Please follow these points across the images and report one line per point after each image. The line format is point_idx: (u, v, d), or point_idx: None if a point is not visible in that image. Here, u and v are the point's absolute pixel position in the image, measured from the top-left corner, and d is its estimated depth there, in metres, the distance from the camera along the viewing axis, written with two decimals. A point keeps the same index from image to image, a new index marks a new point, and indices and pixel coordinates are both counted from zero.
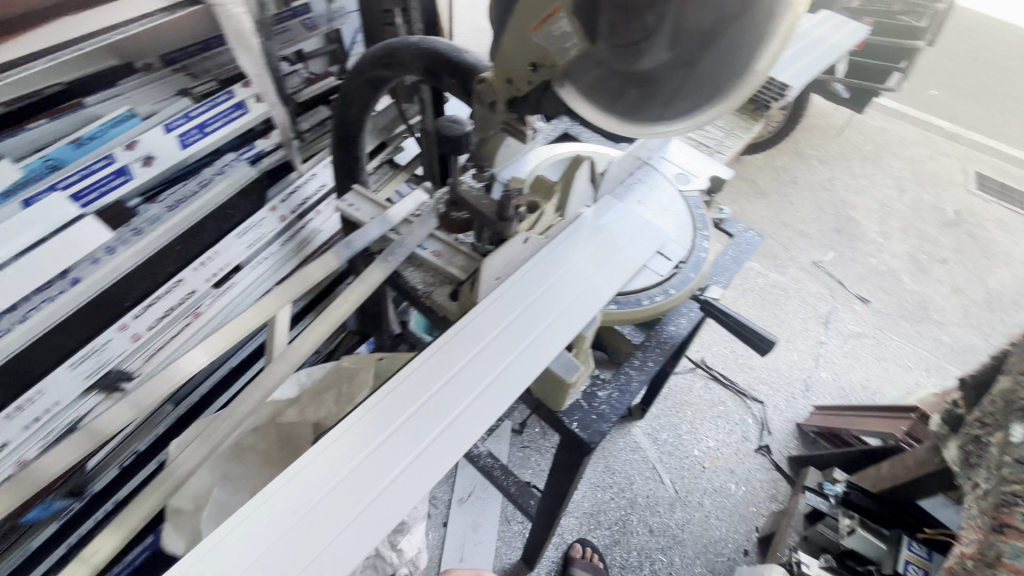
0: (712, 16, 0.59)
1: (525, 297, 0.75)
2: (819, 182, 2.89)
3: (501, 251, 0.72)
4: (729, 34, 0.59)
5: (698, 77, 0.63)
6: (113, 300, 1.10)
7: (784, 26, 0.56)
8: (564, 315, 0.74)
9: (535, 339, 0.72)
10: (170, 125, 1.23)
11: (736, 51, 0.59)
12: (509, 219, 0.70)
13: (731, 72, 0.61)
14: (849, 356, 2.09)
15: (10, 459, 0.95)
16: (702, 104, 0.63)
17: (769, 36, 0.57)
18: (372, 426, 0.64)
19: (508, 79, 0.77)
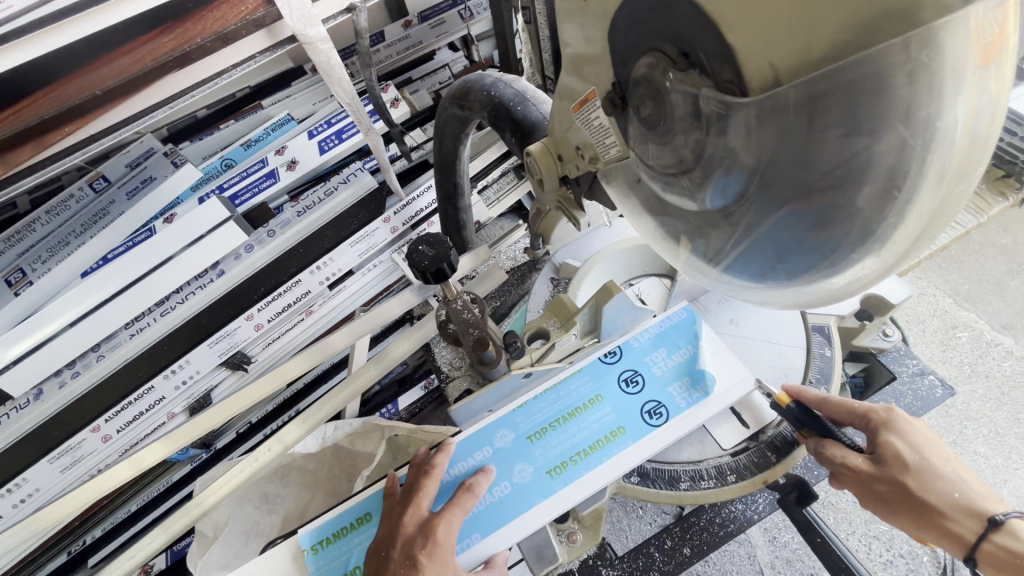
0: (792, 154, 0.34)
1: (522, 427, 0.59)
2: None
3: (486, 391, 0.64)
4: (834, 174, 0.33)
5: (779, 237, 0.39)
6: (248, 292, 1.26)
7: (936, 170, 0.32)
8: (561, 474, 0.56)
9: (517, 491, 0.56)
10: (313, 132, 1.36)
11: (842, 210, 0.35)
12: (489, 364, 0.62)
13: (835, 238, 0.36)
14: None
15: (164, 410, 1.24)
16: (795, 271, 0.40)
17: (903, 190, 0.33)
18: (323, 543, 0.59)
19: (558, 155, 0.60)
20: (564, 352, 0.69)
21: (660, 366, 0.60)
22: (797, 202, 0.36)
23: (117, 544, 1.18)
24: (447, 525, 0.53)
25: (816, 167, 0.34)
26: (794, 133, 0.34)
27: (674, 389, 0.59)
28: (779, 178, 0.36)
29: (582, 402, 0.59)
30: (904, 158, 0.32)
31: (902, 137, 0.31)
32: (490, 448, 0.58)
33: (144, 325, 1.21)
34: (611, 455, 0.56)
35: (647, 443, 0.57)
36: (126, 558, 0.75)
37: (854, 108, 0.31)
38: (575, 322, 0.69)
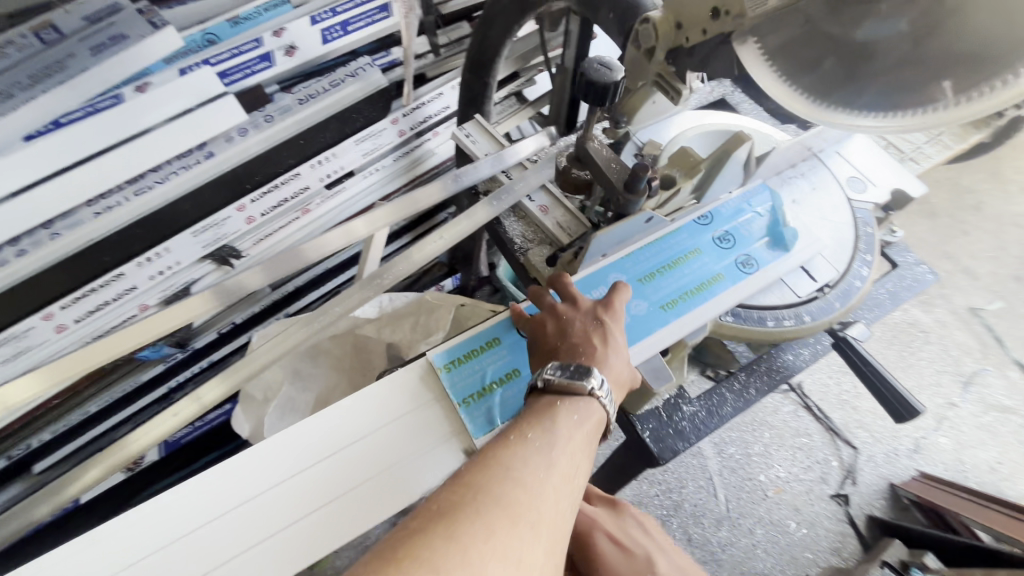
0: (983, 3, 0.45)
1: (636, 271, 0.64)
2: (1013, 216, 2.32)
3: (619, 226, 0.63)
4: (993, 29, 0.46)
5: (917, 77, 0.51)
6: (238, 180, 1.16)
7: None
8: (674, 309, 0.62)
9: (639, 323, 0.61)
10: (316, 18, 1.19)
11: (994, 50, 0.47)
12: (636, 194, 0.57)
13: (968, 73, 0.49)
14: (983, 430, 1.76)
15: (135, 302, 1.10)
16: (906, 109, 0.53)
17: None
18: (420, 384, 0.62)
19: (678, 23, 0.64)
20: (681, 202, 0.69)
21: (750, 228, 0.68)
22: (958, 39, 0.48)
23: (69, 448, 1.04)
24: (620, 299, 0.58)
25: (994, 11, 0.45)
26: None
27: (760, 246, 0.67)
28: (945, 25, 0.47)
29: (686, 253, 0.66)
30: None
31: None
32: (607, 286, 0.62)
33: (112, 205, 1.04)
34: (712, 294, 0.64)
35: (741, 288, 0.65)
36: (167, 418, 0.69)
37: None
38: (700, 172, 0.67)
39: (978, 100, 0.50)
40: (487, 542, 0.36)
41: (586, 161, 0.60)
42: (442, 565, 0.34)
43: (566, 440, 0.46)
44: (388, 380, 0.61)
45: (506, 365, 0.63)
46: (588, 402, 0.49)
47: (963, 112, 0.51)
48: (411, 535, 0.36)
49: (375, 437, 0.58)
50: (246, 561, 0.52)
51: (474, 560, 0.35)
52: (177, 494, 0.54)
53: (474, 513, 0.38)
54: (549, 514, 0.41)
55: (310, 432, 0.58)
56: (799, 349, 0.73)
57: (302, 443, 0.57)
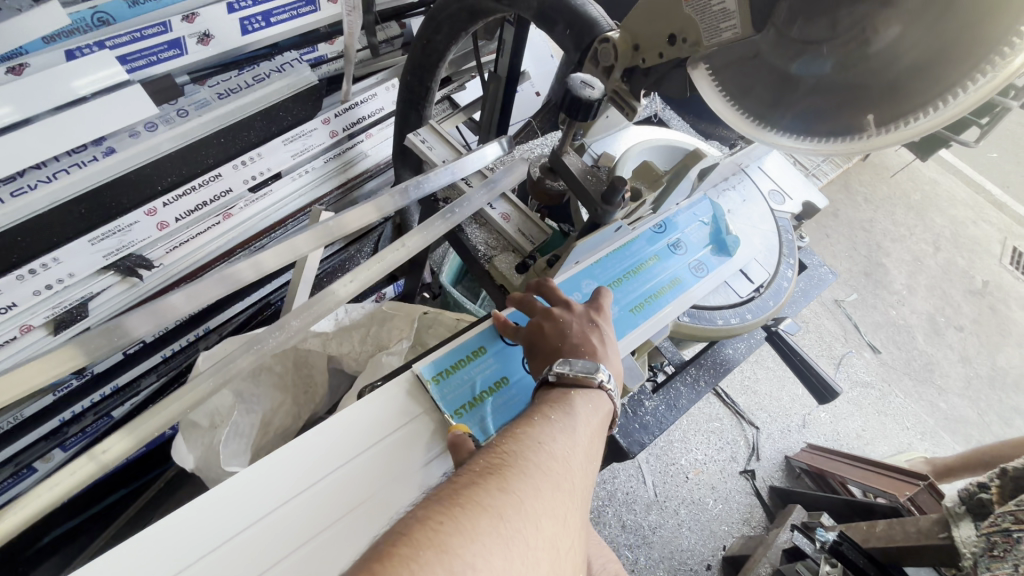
0: (907, 43, 0.50)
1: (605, 277, 0.68)
2: (861, 221, 2.75)
3: (591, 237, 0.67)
4: (912, 66, 0.51)
5: (847, 104, 0.56)
6: (147, 181, 1.03)
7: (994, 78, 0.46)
8: (641, 312, 0.67)
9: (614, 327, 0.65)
10: (233, 5, 1.07)
11: (913, 86, 0.51)
12: (613, 205, 0.61)
13: (888, 108, 0.54)
14: (851, 403, 2.07)
15: (15, 323, 0.93)
16: (836, 134, 0.58)
17: (962, 86, 0.49)
18: (402, 401, 0.61)
19: (635, 46, 0.69)
20: (642, 212, 0.73)
21: (699, 237, 0.75)
22: (876, 78, 0.53)
23: None
24: (608, 302, 0.64)
25: (910, 59, 0.50)
26: (916, 31, 0.49)
27: (707, 253, 0.75)
28: (871, 58, 0.52)
29: (649, 259, 0.72)
30: (978, 58, 0.47)
31: (990, 42, 0.46)
32: (582, 292, 0.66)
33: None
34: (673, 298, 0.69)
35: (696, 291, 0.71)
36: (90, 459, 0.59)
37: (968, 32, 0.47)
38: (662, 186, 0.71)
39: (897, 132, 0.53)
40: (537, 498, 0.42)
41: (563, 172, 0.64)
42: (504, 510, 0.39)
43: (584, 423, 0.51)
44: (377, 395, 0.61)
45: (494, 374, 0.64)
46: (599, 394, 0.55)
47: (885, 142, 0.55)
48: (470, 486, 0.41)
49: (369, 455, 0.57)
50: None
51: (528, 509, 0.41)
52: (147, 537, 0.49)
53: (520, 472, 0.43)
54: (576, 481, 0.47)
55: (299, 456, 0.56)
56: (737, 345, 0.81)
57: (291, 469, 0.55)
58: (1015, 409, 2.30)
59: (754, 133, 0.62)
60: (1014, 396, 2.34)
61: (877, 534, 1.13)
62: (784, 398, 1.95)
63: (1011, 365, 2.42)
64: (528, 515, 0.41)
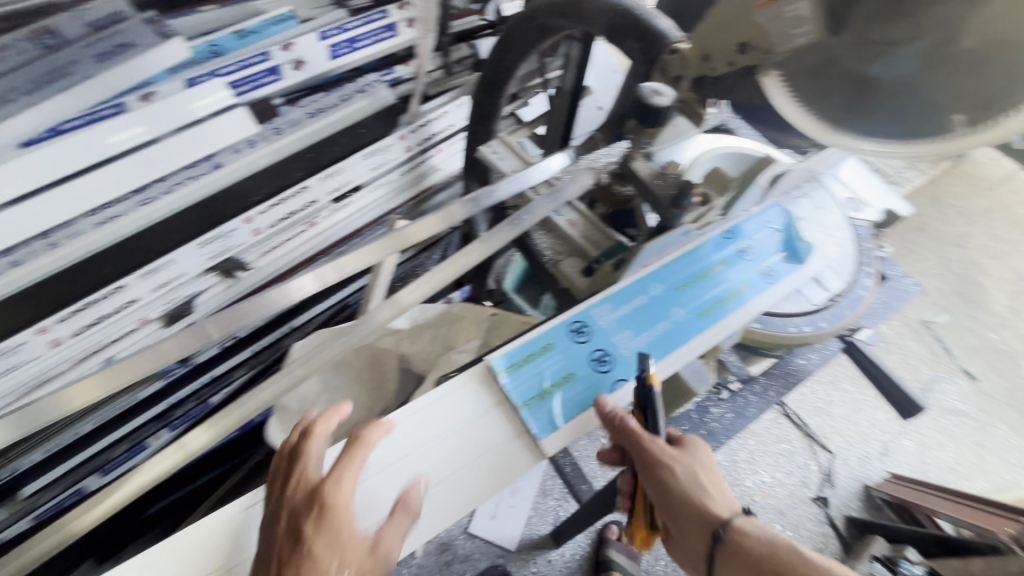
0: (993, 40, 0.49)
1: (672, 279, 0.70)
2: (953, 236, 2.54)
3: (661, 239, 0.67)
4: (999, 62, 0.50)
5: (931, 103, 0.55)
6: (246, 192, 1.15)
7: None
8: (708, 317, 0.68)
9: (674, 333, 0.67)
10: (323, 34, 1.20)
11: (1000, 84, 0.51)
12: (684, 209, 0.63)
13: (972, 107, 0.53)
14: (942, 432, 1.90)
15: (136, 315, 1.08)
16: (918, 133, 0.57)
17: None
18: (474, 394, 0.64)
19: (704, 55, 0.70)
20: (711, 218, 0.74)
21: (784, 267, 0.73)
22: (960, 75, 0.53)
23: (63, 469, 0.99)
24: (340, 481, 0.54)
25: (1000, 55, 0.50)
26: (1001, 29, 0.48)
27: (779, 259, 0.73)
28: (955, 56, 0.52)
29: (716, 264, 0.71)
30: None
31: None
32: (645, 296, 0.69)
33: (114, 214, 1.00)
34: (740, 303, 0.69)
35: (766, 297, 0.70)
36: (179, 448, 0.68)
37: None
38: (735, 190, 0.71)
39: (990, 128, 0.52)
40: None
41: (632, 176, 0.67)
42: None
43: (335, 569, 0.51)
44: (462, 380, 0.65)
45: (562, 369, 0.66)
46: (333, 498, 0.53)
47: (978, 139, 0.54)
48: None
49: (455, 437, 0.63)
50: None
51: None
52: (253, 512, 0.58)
53: None
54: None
55: (392, 437, 0.63)
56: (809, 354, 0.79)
57: (383, 448, 0.62)
58: None
59: (830, 138, 0.60)
60: None
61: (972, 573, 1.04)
62: (863, 423, 1.83)
63: None
64: None
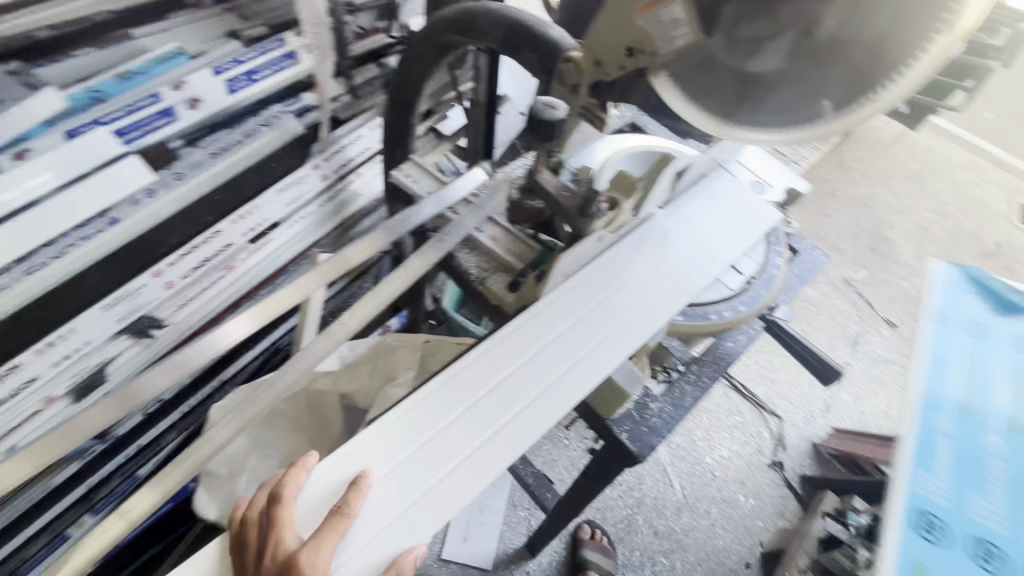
0: (845, 31, 0.52)
1: (611, 279, 0.73)
2: (861, 197, 2.74)
3: (575, 250, 0.70)
4: (853, 51, 0.53)
5: (804, 93, 0.58)
6: (149, 245, 1.08)
7: (938, 48, 0.48)
8: (638, 316, 0.72)
9: (611, 333, 0.70)
10: (218, 69, 1.14)
11: (858, 72, 0.54)
12: (590, 217, 0.65)
13: (838, 93, 0.56)
14: (873, 381, 2.04)
15: (39, 394, 0.95)
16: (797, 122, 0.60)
17: (908, 63, 0.50)
18: (467, 384, 0.67)
19: (597, 61, 0.71)
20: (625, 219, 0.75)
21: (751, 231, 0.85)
22: (830, 64, 0.55)
23: None
24: (312, 550, 0.56)
25: (858, 45, 0.52)
26: (859, 20, 0.51)
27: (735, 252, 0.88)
28: (816, 48, 0.54)
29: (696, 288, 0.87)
30: (911, 43, 0.49)
31: (921, 24, 0.48)
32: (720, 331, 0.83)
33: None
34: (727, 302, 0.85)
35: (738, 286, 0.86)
36: (121, 516, 0.61)
37: (895, 15, 0.49)
38: (638, 190, 0.76)
39: (855, 113, 0.55)
40: None
41: (538, 191, 0.68)
42: None
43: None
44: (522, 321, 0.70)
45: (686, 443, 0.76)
46: (310, 558, 0.55)
47: (845, 124, 0.56)
48: None
49: (518, 373, 0.68)
50: (427, 497, 0.62)
51: None
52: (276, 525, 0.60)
53: None
54: None
55: (413, 420, 0.65)
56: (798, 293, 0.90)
57: (401, 436, 0.64)
58: None
59: (723, 132, 0.64)
60: None
61: None
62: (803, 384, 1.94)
63: None
64: None
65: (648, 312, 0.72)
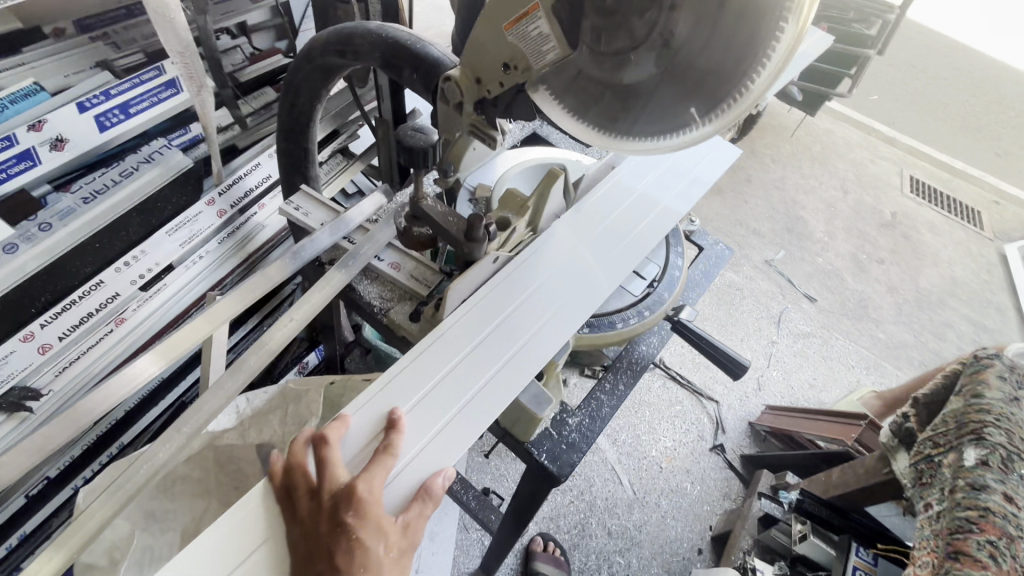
0: (701, 37, 0.53)
1: (537, 271, 0.72)
2: (773, 180, 2.91)
3: (466, 277, 0.68)
4: (714, 55, 0.53)
5: (677, 101, 0.58)
6: (16, 307, 0.95)
7: (776, 60, 0.49)
8: (562, 312, 0.71)
9: (541, 327, 0.69)
10: (84, 105, 1.09)
11: (718, 80, 0.54)
12: (478, 241, 0.66)
13: (704, 99, 0.56)
14: (798, 355, 2.15)
15: None
16: (675, 128, 0.59)
17: (752, 75, 0.52)
18: (417, 374, 0.63)
19: (477, 78, 0.70)
20: (519, 237, 0.75)
21: (689, 171, 0.90)
22: (687, 74, 0.56)
23: None
24: (370, 484, 0.54)
25: (710, 55, 0.53)
26: (710, 29, 0.52)
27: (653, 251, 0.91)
28: (678, 55, 0.55)
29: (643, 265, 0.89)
30: (760, 43, 0.50)
31: (764, 27, 0.49)
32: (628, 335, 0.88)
33: None
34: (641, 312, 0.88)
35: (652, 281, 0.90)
36: None
37: (740, 21, 0.50)
38: (529, 210, 0.75)
39: (711, 124, 0.56)
40: None
41: (424, 217, 0.67)
42: None
43: (381, 551, 0.53)
44: (518, 259, 0.72)
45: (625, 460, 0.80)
46: (371, 488, 0.54)
47: (703, 134, 0.57)
48: None
49: (500, 329, 0.67)
50: (436, 440, 0.60)
51: None
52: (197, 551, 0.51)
53: None
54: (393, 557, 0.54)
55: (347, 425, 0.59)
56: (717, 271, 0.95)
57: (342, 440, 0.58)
58: (942, 323, 2.47)
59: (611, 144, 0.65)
60: (938, 311, 2.52)
61: (834, 483, 1.17)
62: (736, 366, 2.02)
63: (932, 283, 2.61)
64: None
65: (574, 307, 0.72)
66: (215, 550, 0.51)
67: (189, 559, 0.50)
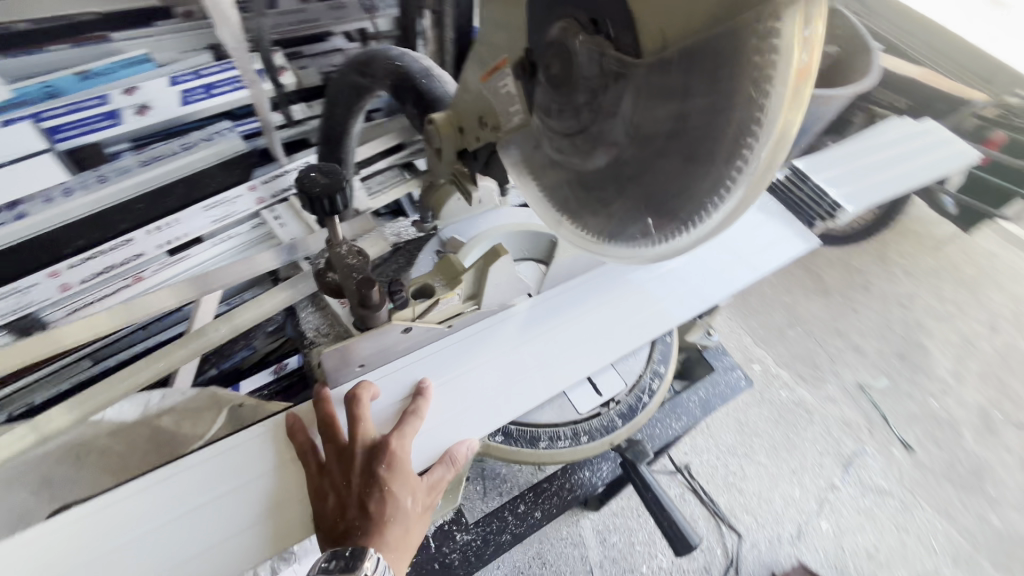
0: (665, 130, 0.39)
1: (500, 338, 0.71)
2: (900, 296, 2.38)
3: (369, 337, 0.63)
4: (678, 158, 0.39)
5: (636, 207, 0.44)
6: (54, 244, 1.06)
7: (753, 171, 0.35)
8: (519, 386, 0.69)
9: (493, 393, 0.68)
10: (177, 80, 1.23)
11: (679, 189, 0.40)
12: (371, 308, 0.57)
13: (663, 211, 0.42)
14: (862, 514, 1.76)
15: None
16: (637, 240, 0.45)
17: (725, 187, 0.37)
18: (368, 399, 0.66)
19: (460, 127, 0.62)
20: (453, 309, 0.67)
21: (702, 275, 0.82)
22: (641, 176, 0.42)
23: None
24: (400, 442, 0.62)
25: (667, 153, 0.39)
26: (667, 121, 0.39)
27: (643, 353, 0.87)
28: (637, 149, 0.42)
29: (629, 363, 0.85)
30: (732, 151, 0.35)
31: (736, 129, 0.35)
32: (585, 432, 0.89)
33: None
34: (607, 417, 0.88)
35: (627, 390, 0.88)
36: None
37: (710, 125, 0.36)
38: (463, 282, 0.66)
39: (674, 242, 0.42)
40: (399, 530, 0.61)
41: (333, 264, 0.61)
42: (388, 544, 0.60)
43: (410, 502, 0.61)
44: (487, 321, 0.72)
45: None
46: (401, 446, 0.62)
47: (668, 252, 0.43)
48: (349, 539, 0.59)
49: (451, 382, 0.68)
50: (436, 431, 0.65)
51: (395, 540, 0.61)
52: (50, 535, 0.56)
53: (379, 521, 0.60)
54: (418, 510, 0.63)
55: (228, 461, 0.62)
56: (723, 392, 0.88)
57: (217, 474, 0.61)
58: None
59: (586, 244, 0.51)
60: None
61: None
62: (777, 501, 1.71)
63: None
64: (398, 537, 0.61)
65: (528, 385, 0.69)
66: (99, 523, 0.57)
67: (119, 509, 0.58)
